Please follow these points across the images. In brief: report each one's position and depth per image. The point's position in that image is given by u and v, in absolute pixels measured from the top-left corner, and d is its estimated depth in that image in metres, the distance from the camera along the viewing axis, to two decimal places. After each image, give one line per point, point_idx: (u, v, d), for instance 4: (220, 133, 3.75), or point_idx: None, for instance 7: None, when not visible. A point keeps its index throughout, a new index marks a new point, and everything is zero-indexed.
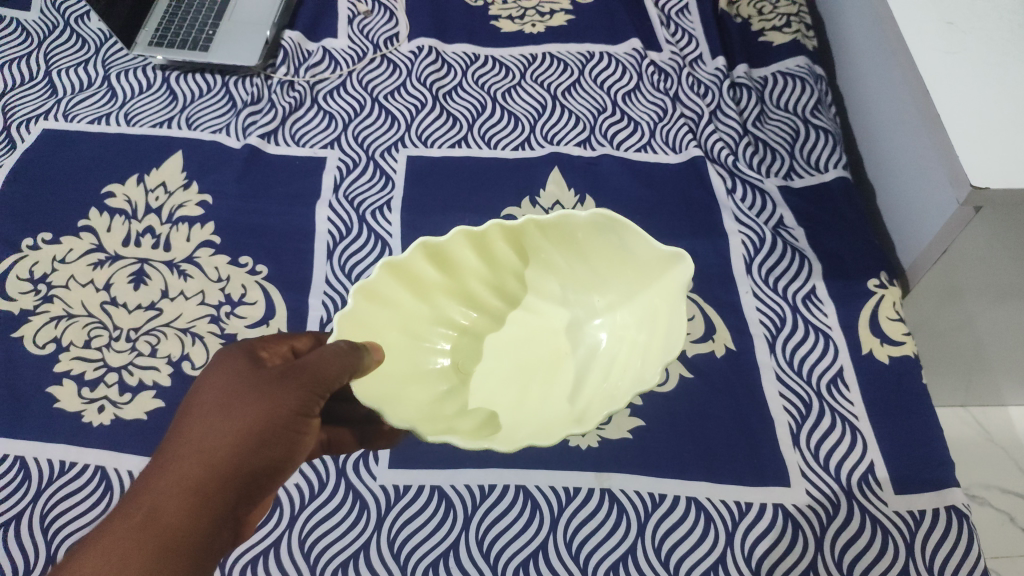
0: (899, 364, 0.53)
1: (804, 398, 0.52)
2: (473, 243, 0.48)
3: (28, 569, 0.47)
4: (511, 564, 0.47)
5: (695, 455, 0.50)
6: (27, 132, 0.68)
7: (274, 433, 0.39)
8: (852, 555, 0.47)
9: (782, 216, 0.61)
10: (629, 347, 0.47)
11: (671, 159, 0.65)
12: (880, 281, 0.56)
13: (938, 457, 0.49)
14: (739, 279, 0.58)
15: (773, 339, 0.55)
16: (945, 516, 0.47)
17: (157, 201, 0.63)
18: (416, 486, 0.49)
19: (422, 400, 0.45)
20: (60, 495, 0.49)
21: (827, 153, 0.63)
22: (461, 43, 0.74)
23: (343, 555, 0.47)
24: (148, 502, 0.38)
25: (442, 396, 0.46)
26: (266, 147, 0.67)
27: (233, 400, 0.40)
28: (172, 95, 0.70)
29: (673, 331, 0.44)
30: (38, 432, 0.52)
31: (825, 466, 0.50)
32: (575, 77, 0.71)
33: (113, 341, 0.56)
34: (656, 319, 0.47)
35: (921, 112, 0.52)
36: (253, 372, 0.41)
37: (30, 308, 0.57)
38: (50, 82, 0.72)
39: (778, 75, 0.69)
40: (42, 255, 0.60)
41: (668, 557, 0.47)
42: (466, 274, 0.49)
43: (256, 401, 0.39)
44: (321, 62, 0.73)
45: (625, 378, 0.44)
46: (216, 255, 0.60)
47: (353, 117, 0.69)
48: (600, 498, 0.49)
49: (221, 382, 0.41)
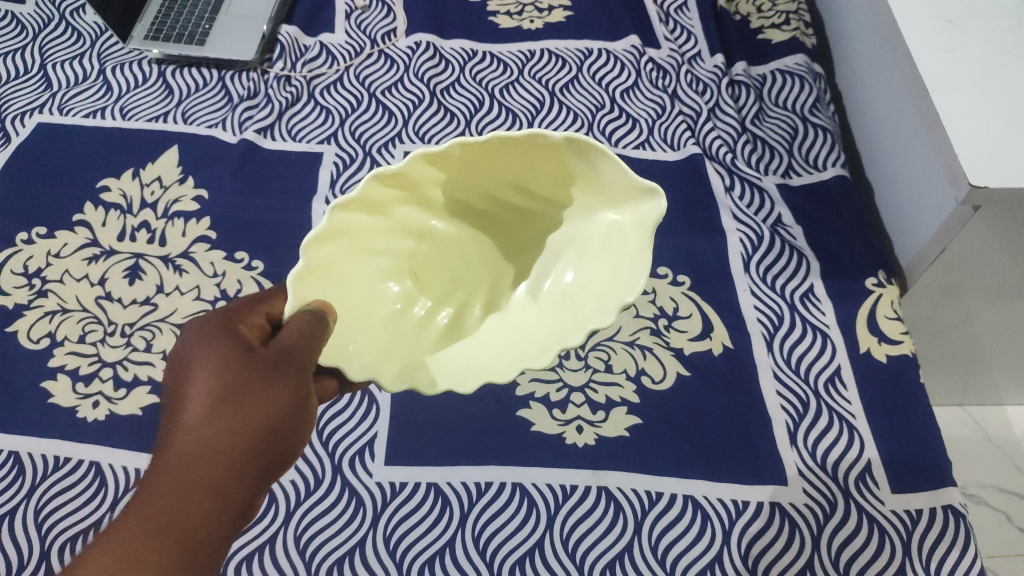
0: (896, 364, 0.53)
1: (802, 396, 0.52)
2: (434, 161, 0.38)
3: (21, 566, 0.47)
4: (507, 562, 0.47)
5: (692, 454, 0.50)
6: (22, 126, 0.67)
7: (276, 428, 0.37)
8: (849, 554, 0.47)
9: (780, 214, 0.61)
10: (595, 289, 0.39)
11: (670, 156, 0.65)
12: (878, 280, 0.56)
13: (935, 457, 0.49)
14: (736, 277, 0.58)
15: (771, 338, 0.55)
16: (942, 515, 0.47)
17: (153, 195, 0.63)
18: (412, 483, 0.49)
19: (379, 326, 0.42)
20: (53, 491, 0.49)
21: (825, 151, 0.63)
22: (460, 39, 0.74)
23: (338, 552, 0.47)
24: (154, 508, 0.35)
25: (399, 317, 0.43)
26: (263, 141, 0.66)
27: (226, 387, 0.37)
28: (168, 89, 0.70)
29: (632, 271, 0.38)
30: (32, 428, 0.51)
31: (822, 464, 0.49)
32: (573, 73, 0.71)
33: (107, 336, 0.55)
34: (621, 251, 0.39)
35: (920, 111, 0.52)
36: (245, 358, 0.38)
37: (24, 303, 0.56)
38: (45, 76, 0.71)
39: (777, 73, 0.68)
40: (36, 249, 0.59)
41: (664, 556, 0.47)
42: (425, 186, 0.40)
43: (257, 394, 0.37)
44: (318, 57, 0.72)
45: (580, 315, 0.39)
46: (212, 250, 0.60)
47: (350, 113, 0.68)
48: (597, 496, 0.49)
49: (209, 365, 0.38)
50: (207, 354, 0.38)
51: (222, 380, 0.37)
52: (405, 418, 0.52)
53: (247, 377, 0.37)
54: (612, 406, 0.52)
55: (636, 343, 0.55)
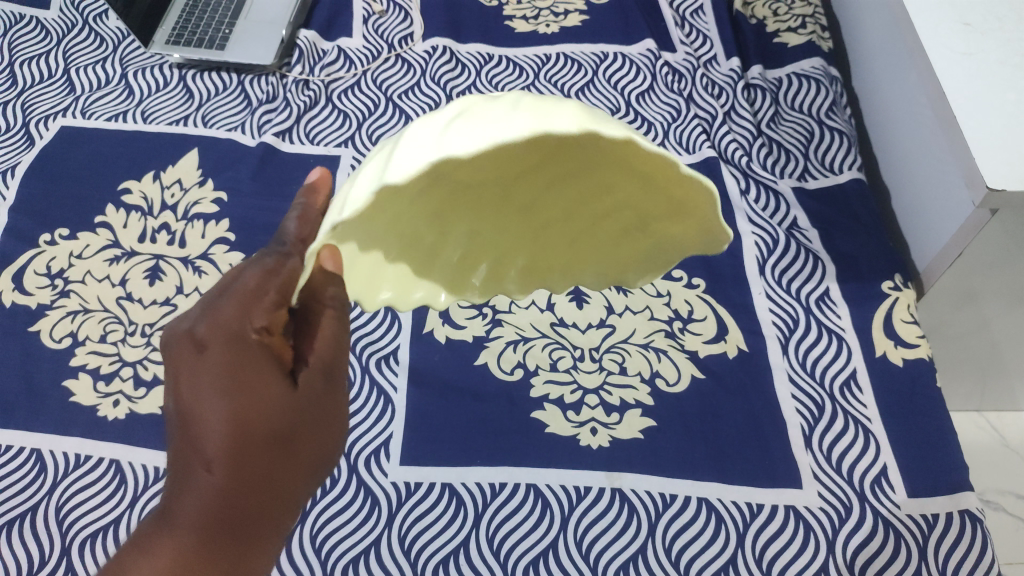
0: (913, 368, 0.52)
1: (817, 399, 0.52)
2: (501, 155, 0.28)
3: (43, 560, 0.48)
4: (521, 562, 0.47)
5: (706, 457, 0.50)
6: (45, 129, 0.68)
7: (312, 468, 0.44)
8: (864, 558, 0.47)
9: (795, 218, 0.61)
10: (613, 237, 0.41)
11: (685, 160, 0.65)
12: (894, 284, 0.56)
13: (952, 461, 0.49)
14: (752, 280, 0.58)
15: (786, 341, 0.54)
16: (958, 520, 0.47)
17: (173, 197, 0.63)
18: (427, 484, 0.50)
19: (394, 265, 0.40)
20: (74, 487, 0.50)
21: (842, 154, 0.63)
22: (476, 44, 0.74)
23: (354, 551, 0.48)
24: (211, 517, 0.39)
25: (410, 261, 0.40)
26: (281, 145, 0.67)
27: (226, 401, 0.39)
28: (188, 93, 0.71)
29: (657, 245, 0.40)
30: (54, 426, 0.52)
31: (838, 468, 0.49)
32: (589, 77, 0.71)
33: (128, 336, 0.56)
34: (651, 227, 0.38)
35: (938, 115, 0.52)
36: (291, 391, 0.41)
37: (47, 303, 0.57)
38: (68, 80, 0.72)
39: (793, 76, 0.68)
40: (59, 250, 0.60)
41: (678, 558, 0.47)
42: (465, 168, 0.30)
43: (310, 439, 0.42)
44: (336, 62, 0.73)
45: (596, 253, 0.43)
46: (231, 252, 0.60)
47: (368, 116, 0.69)
48: (611, 497, 0.49)
49: (206, 378, 0.39)
50: (199, 363, 0.40)
51: (219, 395, 0.39)
52: (421, 419, 0.52)
53: (245, 385, 0.39)
54: (627, 408, 0.52)
55: (650, 345, 0.55)
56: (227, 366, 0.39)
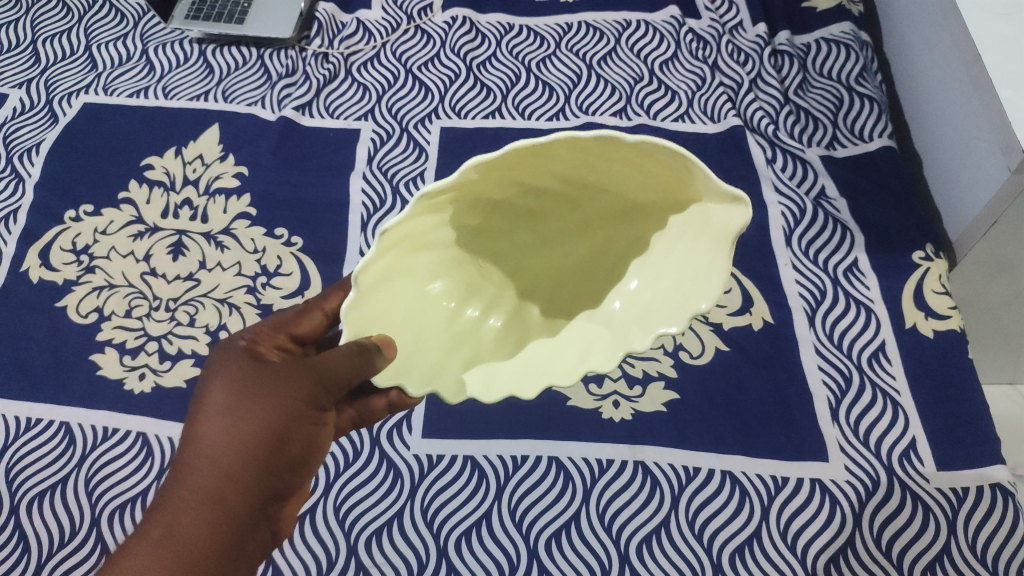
0: (944, 340, 0.51)
1: (844, 372, 0.51)
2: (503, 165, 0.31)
3: (73, 532, 0.49)
4: (543, 533, 0.47)
5: (730, 430, 0.49)
6: (68, 106, 0.69)
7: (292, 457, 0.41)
8: (892, 532, 0.46)
9: (823, 187, 0.59)
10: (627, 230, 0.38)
11: (710, 129, 0.64)
12: (926, 254, 0.54)
13: (982, 435, 0.48)
14: (778, 251, 0.57)
15: (813, 313, 0.53)
16: (990, 494, 0.46)
17: (195, 172, 0.64)
18: (449, 456, 0.50)
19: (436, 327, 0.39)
20: (102, 460, 0.51)
21: (872, 121, 0.61)
22: (496, 13, 0.73)
23: (377, 522, 0.48)
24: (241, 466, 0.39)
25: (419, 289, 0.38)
26: (301, 119, 0.67)
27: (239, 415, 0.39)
28: (208, 68, 0.71)
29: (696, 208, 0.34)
30: (83, 399, 0.53)
31: (865, 441, 0.49)
32: (611, 45, 0.70)
33: (152, 311, 0.56)
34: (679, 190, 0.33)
35: (973, 77, 0.50)
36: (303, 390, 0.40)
37: (73, 279, 0.58)
38: (90, 57, 0.72)
39: (822, 42, 0.66)
40: (84, 227, 0.61)
41: (702, 531, 0.47)
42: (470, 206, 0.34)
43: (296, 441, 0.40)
44: (355, 34, 0.72)
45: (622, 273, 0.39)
46: (252, 227, 0.60)
47: (388, 89, 0.68)
48: (634, 470, 0.49)
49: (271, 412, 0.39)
50: (232, 427, 0.39)
51: (244, 464, 0.38)
52: None
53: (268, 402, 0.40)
54: (649, 381, 0.52)
55: None
56: (245, 378, 0.40)
